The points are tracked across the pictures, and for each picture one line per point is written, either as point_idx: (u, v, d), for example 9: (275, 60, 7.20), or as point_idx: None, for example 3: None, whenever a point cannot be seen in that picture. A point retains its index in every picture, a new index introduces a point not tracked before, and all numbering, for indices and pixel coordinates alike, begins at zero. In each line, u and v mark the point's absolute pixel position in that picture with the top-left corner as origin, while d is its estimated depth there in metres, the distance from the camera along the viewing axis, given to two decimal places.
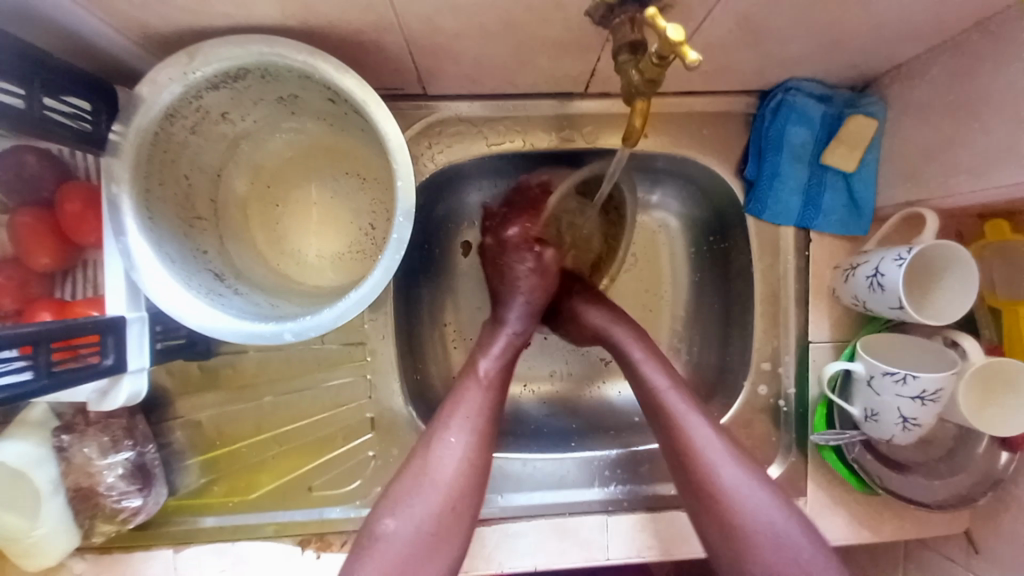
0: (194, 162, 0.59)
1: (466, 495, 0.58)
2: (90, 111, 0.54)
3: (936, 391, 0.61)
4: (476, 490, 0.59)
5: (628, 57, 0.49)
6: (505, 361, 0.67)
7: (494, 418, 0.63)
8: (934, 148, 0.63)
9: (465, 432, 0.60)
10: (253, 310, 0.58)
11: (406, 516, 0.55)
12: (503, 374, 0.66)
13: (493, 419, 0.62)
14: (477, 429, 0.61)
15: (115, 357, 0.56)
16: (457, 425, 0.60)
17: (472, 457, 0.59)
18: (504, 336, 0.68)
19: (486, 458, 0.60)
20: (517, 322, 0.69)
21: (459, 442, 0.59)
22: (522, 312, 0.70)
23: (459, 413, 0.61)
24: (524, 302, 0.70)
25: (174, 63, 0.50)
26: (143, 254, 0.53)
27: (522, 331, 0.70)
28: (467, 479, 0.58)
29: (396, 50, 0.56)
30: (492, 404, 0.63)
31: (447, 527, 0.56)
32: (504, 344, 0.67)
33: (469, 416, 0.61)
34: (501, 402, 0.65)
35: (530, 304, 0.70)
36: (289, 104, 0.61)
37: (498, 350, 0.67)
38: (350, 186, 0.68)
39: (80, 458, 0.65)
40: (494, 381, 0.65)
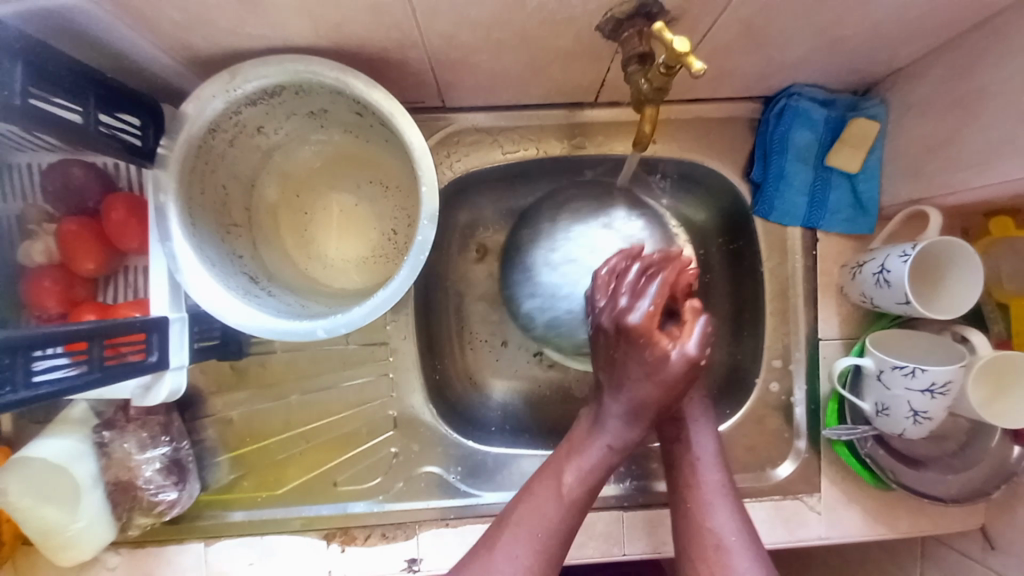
0: (231, 172, 0.64)
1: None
2: (139, 126, 0.59)
3: (945, 383, 0.63)
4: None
5: (636, 67, 0.53)
6: (597, 480, 0.59)
7: (571, 526, 0.58)
8: (934, 147, 0.66)
9: (530, 544, 0.56)
10: (285, 309, 0.62)
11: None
12: (587, 494, 0.59)
13: (573, 521, 0.58)
14: (542, 545, 0.56)
15: (159, 354, 0.60)
16: (524, 538, 0.56)
17: (535, 570, 0.55)
18: (598, 446, 0.59)
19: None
20: (619, 431, 0.59)
21: (520, 546, 0.56)
22: (621, 425, 0.59)
23: (530, 517, 0.57)
24: (631, 411, 0.59)
25: (218, 81, 0.55)
26: (187, 257, 0.57)
27: (621, 447, 0.60)
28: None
29: (419, 64, 0.60)
30: (566, 522, 0.57)
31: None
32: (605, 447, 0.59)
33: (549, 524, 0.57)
34: (579, 518, 0.59)
35: (641, 421, 0.59)
36: (319, 117, 0.65)
37: (599, 446, 0.59)
38: (373, 194, 0.72)
39: (119, 453, 0.69)
40: (575, 496, 0.58)
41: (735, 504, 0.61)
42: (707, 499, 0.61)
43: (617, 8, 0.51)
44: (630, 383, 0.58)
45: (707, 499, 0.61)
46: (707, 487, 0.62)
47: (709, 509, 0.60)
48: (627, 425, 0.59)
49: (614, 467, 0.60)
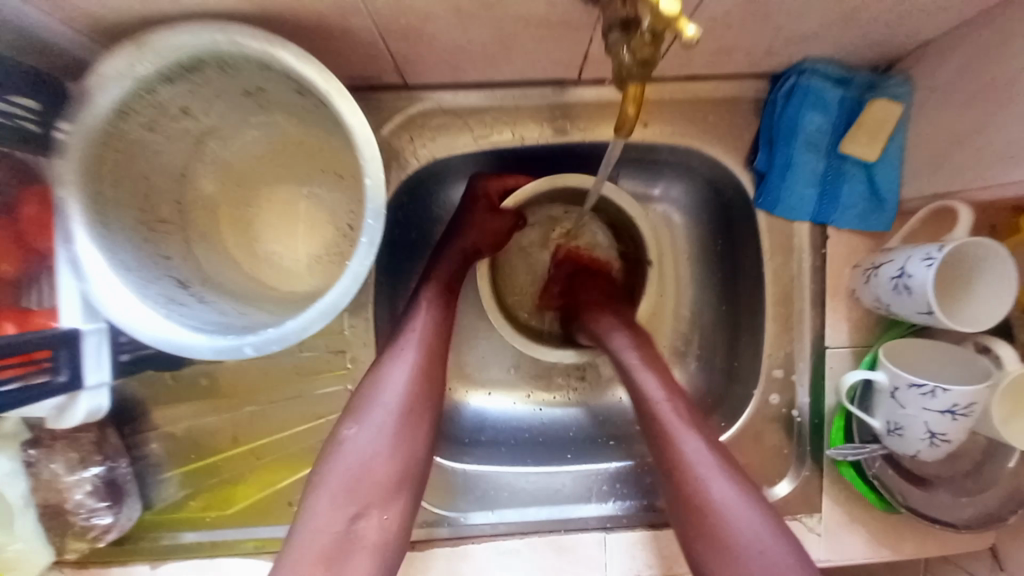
0: (155, 162, 0.55)
1: (420, 405, 0.57)
2: (39, 110, 0.50)
3: (969, 404, 0.56)
4: (427, 409, 0.57)
5: (618, 35, 0.42)
6: (443, 285, 0.64)
7: (438, 357, 0.60)
8: (965, 134, 0.57)
9: (412, 339, 0.59)
10: (216, 320, 0.54)
11: (367, 428, 0.55)
12: (442, 301, 0.63)
13: (425, 385, 0.58)
14: (424, 348, 0.59)
15: (70, 372, 0.53)
16: (408, 341, 0.59)
17: (417, 398, 0.57)
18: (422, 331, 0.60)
19: (441, 373, 0.59)
20: (452, 266, 0.66)
21: (407, 369, 0.58)
22: (456, 256, 0.66)
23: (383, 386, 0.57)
24: (460, 246, 0.66)
25: (121, 55, 0.46)
26: (94, 263, 0.49)
27: (461, 269, 0.66)
28: (391, 457, 0.54)
29: (366, 34, 0.51)
30: (439, 327, 0.61)
31: (410, 440, 0.56)
32: (428, 320, 0.61)
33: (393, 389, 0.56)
34: (433, 374, 0.59)
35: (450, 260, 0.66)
36: (255, 97, 0.56)
37: (443, 267, 0.65)
38: (327, 185, 0.64)
39: (47, 474, 0.62)
40: (437, 301, 0.63)
41: (702, 436, 0.58)
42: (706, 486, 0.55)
43: None
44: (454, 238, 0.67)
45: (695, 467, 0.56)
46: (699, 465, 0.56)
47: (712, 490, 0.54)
48: (454, 252, 0.66)
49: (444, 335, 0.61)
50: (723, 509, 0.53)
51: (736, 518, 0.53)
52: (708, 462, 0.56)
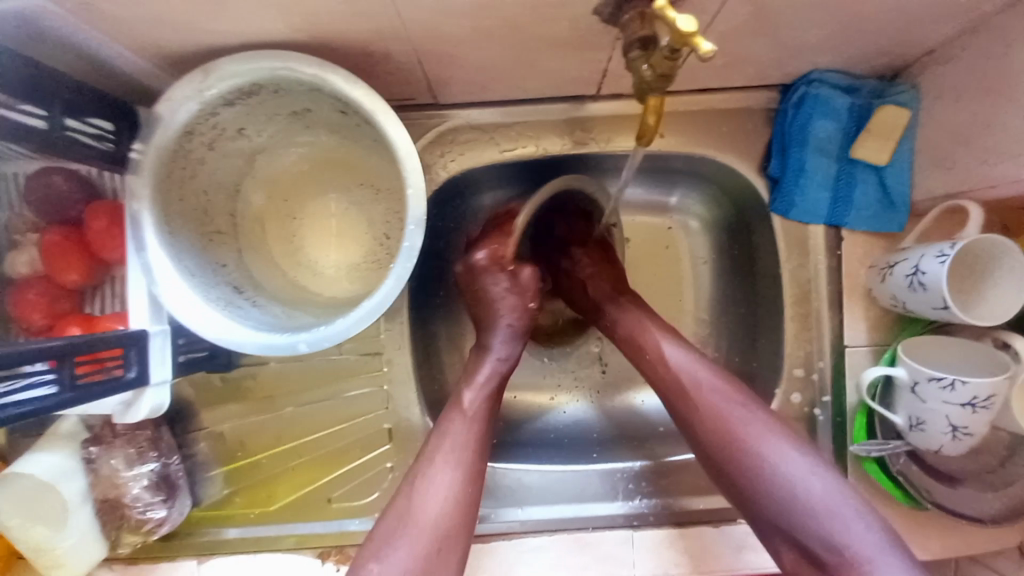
0: (211, 178, 0.60)
1: (453, 536, 0.57)
2: (112, 130, 0.56)
3: (989, 396, 0.57)
4: (460, 528, 0.58)
5: (638, 53, 0.46)
6: (492, 392, 0.64)
7: (480, 464, 0.61)
8: (971, 135, 0.60)
9: (452, 470, 0.59)
10: (269, 321, 0.59)
11: (395, 556, 0.55)
12: (488, 408, 0.63)
13: (483, 446, 0.62)
14: (464, 466, 0.59)
15: (138, 369, 0.57)
16: (445, 457, 0.59)
17: (451, 519, 0.57)
18: (477, 388, 0.64)
19: (478, 492, 0.60)
20: (502, 348, 0.66)
21: (455, 452, 0.60)
22: (513, 327, 0.67)
23: (445, 448, 0.60)
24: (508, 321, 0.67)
25: (191, 81, 0.52)
26: (162, 268, 0.54)
27: (509, 355, 0.67)
28: (458, 510, 0.58)
29: (404, 58, 0.56)
30: (480, 437, 0.61)
31: (444, 552, 0.56)
32: (499, 370, 0.65)
33: (456, 450, 0.60)
34: (489, 432, 0.63)
35: (502, 353, 0.66)
36: (302, 117, 0.62)
37: (499, 349, 0.66)
38: (364, 197, 0.68)
39: (107, 470, 0.66)
40: (484, 407, 0.63)
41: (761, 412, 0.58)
42: (713, 413, 0.59)
43: None
44: (502, 303, 0.67)
45: (694, 385, 0.60)
46: (704, 389, 0.60)
47: (716, 412, 0.58)
48: (512, 329, 0.67)
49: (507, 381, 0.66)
50: (776, 471, 0.55)
51: (801, 487, 0.55)
52: (766, 435, 0.57)
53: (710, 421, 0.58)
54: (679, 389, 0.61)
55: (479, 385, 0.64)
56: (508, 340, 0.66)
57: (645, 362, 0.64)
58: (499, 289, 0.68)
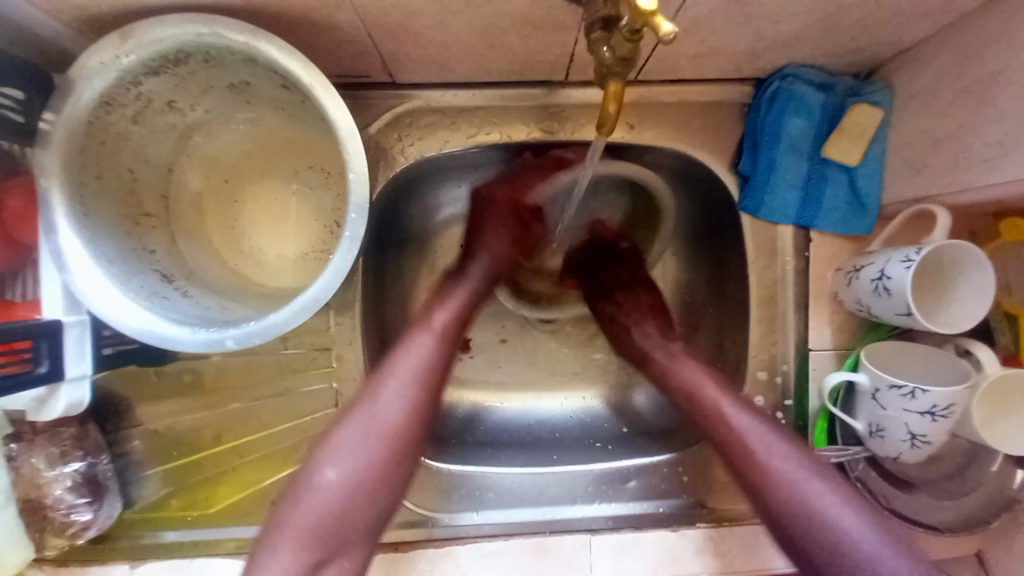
0: (138, 154, 0.55)
1: (393, 470, 0.57)
2: (23, 100, 0.51)
3: (948, 406, 0.56)
4: (387, 483, 0.57)
5: (601, 34, 0.43)
6: (447, 338, 0.62)
7: (429, 402, 0.60)
8: (940, 139, 0.59)
9: (398, 408, 0.58)
10: (198, 313, 0.54)
11: (321, 486, 0.55)
12: (441, 354, 0.62)
13: (435, 384, 0.61)
14: (410, 408, 0.59)
15: (50, 364, 0.53)
16: (287, 541, 0.53)
17: (382, 458, 0.57)
18: (446, 310, 0.64)
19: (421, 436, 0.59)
20: (478, 281, 0.67)
21: (399, 399, 0.58)
22: (431, 347, 0.61)
23: (397, 376, 0.60)
24: (434, 331, 0.62)
25: (105, 45, 0.46)
26: (73, 252, 0.49)
27: (483, 291, 0.67)
28: (397, 446, 0.57)
29: (353, 30, 0.52)
30: (431, 380, 0.60)
31: (376, 485, 0.56)
32: (450, 310, 0.64)
33: (406, 380, 0.59)
34: (443, 376, 0.62)
35: (409, 397, 0.59)
36: (242, 91, 0.57)
37: (407, 371, 0.60)
38: (314, 182, 0.64)
39: (27, 469, 0.61)
40: (430, 373, 0.60)
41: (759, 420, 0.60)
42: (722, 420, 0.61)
43: None
44: (439, 308, 0.64)
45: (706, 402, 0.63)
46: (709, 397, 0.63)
47: (739, 425, 0.60)
48: (432, 347, 0.62)
49: (461, 329, 0.64)
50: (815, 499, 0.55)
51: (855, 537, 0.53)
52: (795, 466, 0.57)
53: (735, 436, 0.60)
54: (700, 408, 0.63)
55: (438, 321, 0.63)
56: (425, 356, 0.61)
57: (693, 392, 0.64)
58: (498, 232, 0.68)
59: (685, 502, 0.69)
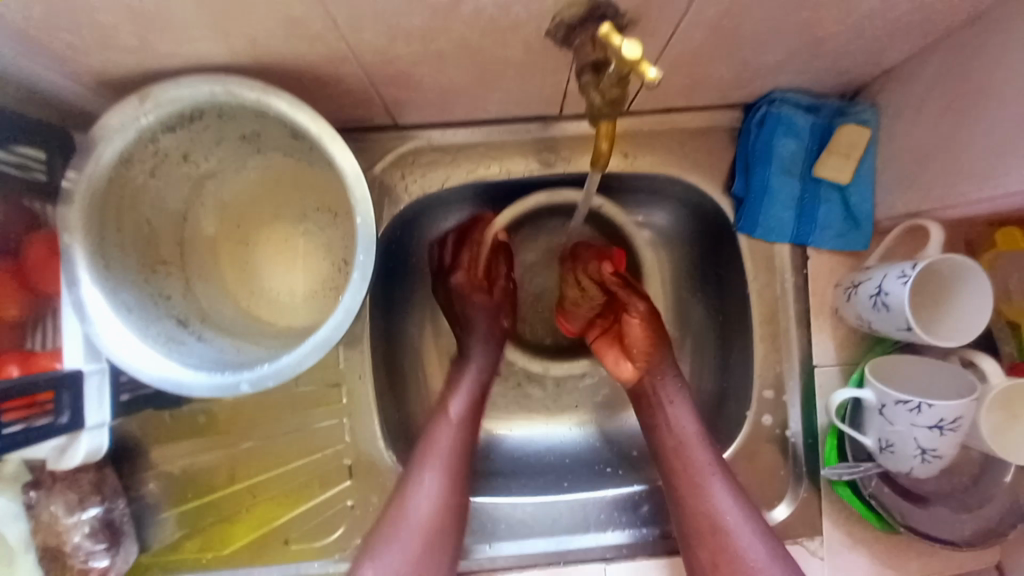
0: (155, 206, 0.58)
1: (435, 549, 0.61)
2: (43, 159, 0.54)
3: (955, 419, 0.56)
4: (434, 560, 0.61)
5: (590, 77, 0.46)
6: (467, 421, 0.66)
7: (459, 476, 0.64)
8: (927, 156, 0.60)
9: (432, 492, 0.62)
10: (214, 357, 0.56)
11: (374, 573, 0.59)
12: (465, 431, 0.65)
13: (465, 462, 0.64)
14: (443, 488, 0.62)
15: (71, 414, 0.54)
16: None
17: (426, 544, 0.60)
18: (463, 392, 0.68)
19: (455, 518, 0.63)
20: (482, 358, 0.70)
21: (432, 484, 0.62)
22: (455, 432, 0.65)
23: (432, 453, 0.64)
24: (452, 419, 0.66)
25: (125, 107, 0.49)
26: (96, 305, 0.51)
27: (489, 366, 0.70)
28: (440, 524, 0.61)
29: (357, 80, 0.54)
30: (460, 459, 0.64)
31: (422, 568, 0.60)
32: (468, 388, 0.68)
33: (437, 463, 0.63)
34: (470, 452, 0.65)
35: (443, 476, 0.63)
36: (252, 141, 0.60)
37: (435, 460, 0.63)
38: (322, 223, 0.66)
39: (47, 516, 0.61)
40: (455, 453, 0.64)
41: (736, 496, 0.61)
42: (699, 485, 0.62)
43: (564, 12, 0.46)
44: (454, 396, 0.67)
45: (695, 472, 0.62)
46: (694, 468, 0.62)
47: (710, 490, 0.61)
48: (455, 432, 0.65)
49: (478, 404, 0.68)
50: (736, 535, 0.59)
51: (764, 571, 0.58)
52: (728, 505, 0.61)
53: (702, 508, 0.61)
54: (671, 457, 0.64)
55: (456, 400, 0.67)
56: (447, 445, 0.64)
57: (670, 445, 0.64)
58: (473, 304, 0.71)
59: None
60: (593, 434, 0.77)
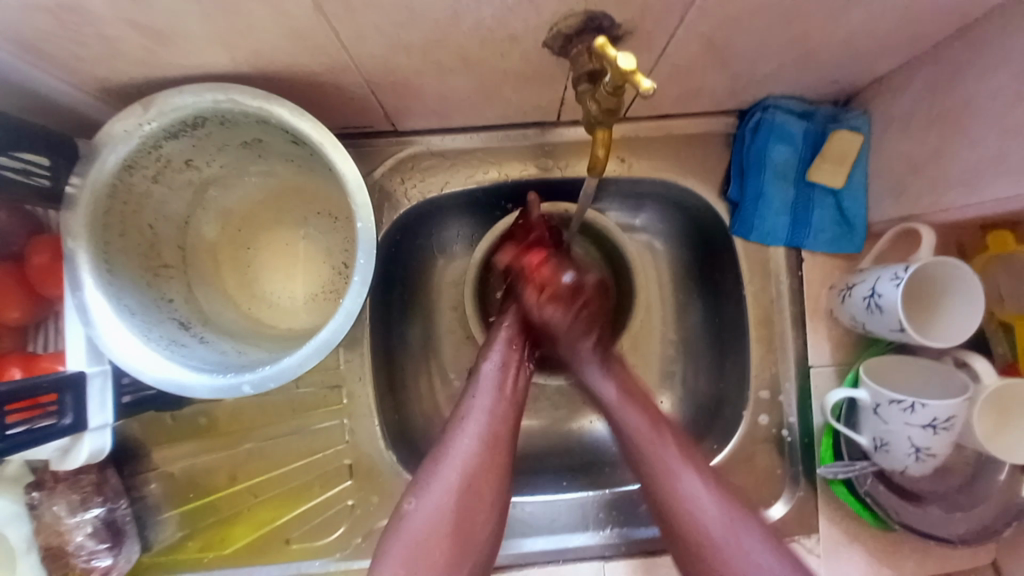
0: (157, 211, 0.59)
1: (492, 474, 0.57)
2: (48, 166, 0.54)
3: (949, 417, 0.57)
4: (491, 485, 0.57)
5: (587, 86, 0.47)
6: (514, 346, 0.66)
7: (512, 398, 0.62)
8: (920, 162, 0.61)
9: (480, 413, 0.60)
10: (216, 359, 0.57)
11: (426, 501, 0.55)
12: (511, 355, 0.65)
13: (518, 383, 0.64)
14: (491, 410, 0.60)
15: (75, 415, 0.55)
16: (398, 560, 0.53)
17: (484, 463, 0.57)
18: (508, 320, 0.68)
19: (510, 440, 0.60)
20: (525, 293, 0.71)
21: (480, 406, 0.61)
22: (502, 355, 0.65)
23: (480, 381, 0.63)
24: (502, 343, 0.66)
25: (130, 115, 0.50)
26: (101, 309, 0.52)
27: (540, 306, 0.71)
28: (491, 445, 0.58)
29: (357, 88, 0.55)
30: (513, 377, 0.63)
31: (477, 490, 0.56)
32: (509, 327, 0.67)
33: (484, 385, 0.62)
34: (520, 378, 0.64)
35: (492, 398, 0.61)
36: (254, 147, 0.60)
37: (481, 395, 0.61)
38: (322, 228, 0.67)
39: (50, 517, 0.62)
40: (502, 374, 0.63)
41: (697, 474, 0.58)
42: (656, 463, 0.59)
43: (562, 23, 0.46)
44: (501, 324, 0.68)
45: (647, 445, 0.60)
46: (643, 439, 0.60)
47: (669, 467, 0.58)
48: (504, 355, 0.65)
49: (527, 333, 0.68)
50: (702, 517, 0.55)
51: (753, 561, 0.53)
52: (683, 474, 0.58)
53: (660, 481, 0.58)
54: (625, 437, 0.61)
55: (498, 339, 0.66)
56: (499, 365, 0.64)
57: (616, 420, 0.62)
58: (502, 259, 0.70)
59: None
60: (591, 433, 0.78)
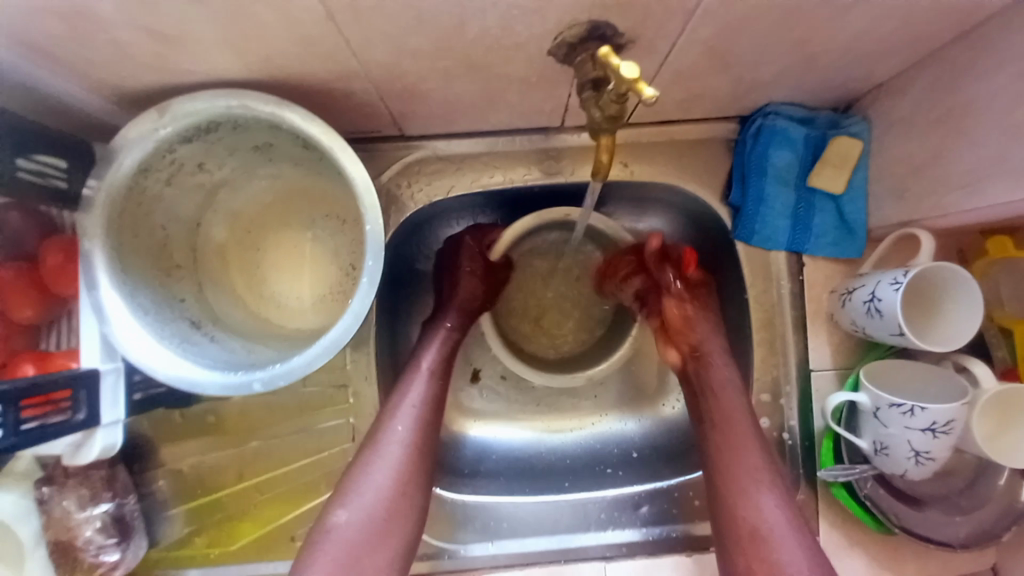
0: (169, 213, 0.60)
1: (410, 493, 0.61)
2: (65, 168, 0.55)
3: (948, 422, 0.57)
4: (404, 510, 0.60)
5: (590, 93, 0.48)
6: (437, 377, 0.66)
7: (426, 432, 0.63)
8: (919, 167, 0.62)
9: (405, 438, 0.62)
10: (226, 358, 0.58)
11: (353, 511, 0.58)
12: (433, 388, 0.65)
13: (432, 414, 0.64)
14: (416, 435, 0.62)
15: (88, 411, 0.56)
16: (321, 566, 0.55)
17: (398, 485, 0.60)
18: (432, 347, 0.68)
19: (421, 471, 0.62)
20: (454, 319, 0.70)
21: (406, 426, 0.62)
22: (424, 385, 0.65)
23: (405, 403, 0.64)
24: (422, 372, 0.66)
25: (145, 119, 0.51)
26: (114, 307, 0.53)
27: (461, 328, 0.71)
28: (409, 470, 0.61)
29: (366, 93, 0.57)
30: (433, 398, 0.65)
31: (395, 512, 0.59)
32: (430, 358, 0.67)
33: (413, 408, 0.63)
34: (436, 405, 0.65)
35: (416, 425, 0.63)
36: (264, 151, 0.62)
37: (407, 410, 0.63)
38: (330, 229, 0.68)
39: (59, 512, 0.62)
40: (425, 403, 0.64)
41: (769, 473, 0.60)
42: (733, 440, 0.61)
43: (567, 32, 0.48)
44: (426, 351, 0.68)
45: (728, 421, 0.62)
46: (736, 416, 0.62)
47: (738, 443, 0.61)
48: (424, 387, 0.65)
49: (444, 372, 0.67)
50: (774, 537, 0.55)
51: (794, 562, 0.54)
52: (758, 473, 0.59)
53: (733, 465, 0.60)
54: (716, 412, 0.63)
55: (421, 370, 0.66)
56: (422, 397, 0.64)
57: (710, 395, 0.65)
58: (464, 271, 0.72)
59: (695, 528, 0.70)
60: (593, 434, 0.79)
